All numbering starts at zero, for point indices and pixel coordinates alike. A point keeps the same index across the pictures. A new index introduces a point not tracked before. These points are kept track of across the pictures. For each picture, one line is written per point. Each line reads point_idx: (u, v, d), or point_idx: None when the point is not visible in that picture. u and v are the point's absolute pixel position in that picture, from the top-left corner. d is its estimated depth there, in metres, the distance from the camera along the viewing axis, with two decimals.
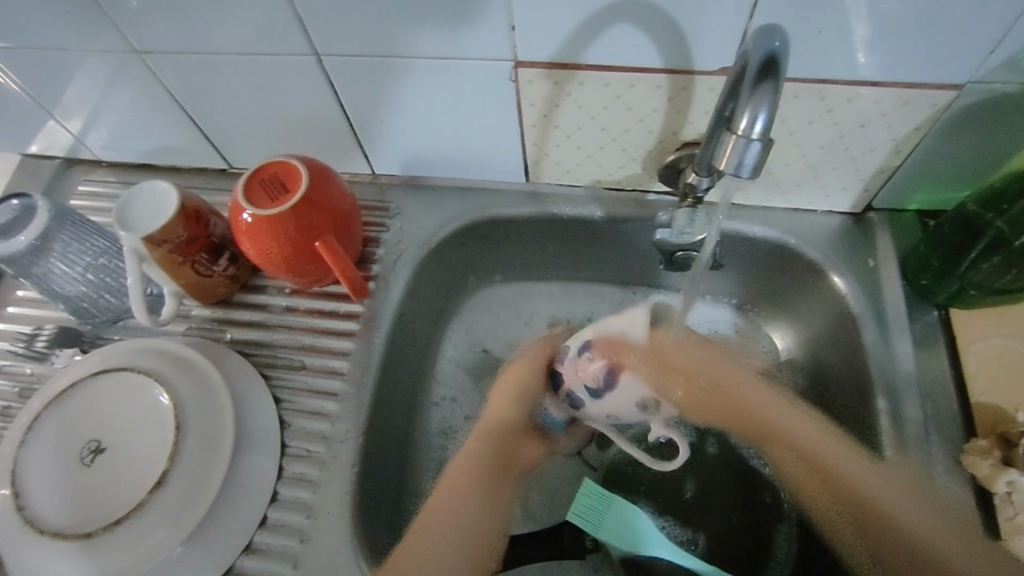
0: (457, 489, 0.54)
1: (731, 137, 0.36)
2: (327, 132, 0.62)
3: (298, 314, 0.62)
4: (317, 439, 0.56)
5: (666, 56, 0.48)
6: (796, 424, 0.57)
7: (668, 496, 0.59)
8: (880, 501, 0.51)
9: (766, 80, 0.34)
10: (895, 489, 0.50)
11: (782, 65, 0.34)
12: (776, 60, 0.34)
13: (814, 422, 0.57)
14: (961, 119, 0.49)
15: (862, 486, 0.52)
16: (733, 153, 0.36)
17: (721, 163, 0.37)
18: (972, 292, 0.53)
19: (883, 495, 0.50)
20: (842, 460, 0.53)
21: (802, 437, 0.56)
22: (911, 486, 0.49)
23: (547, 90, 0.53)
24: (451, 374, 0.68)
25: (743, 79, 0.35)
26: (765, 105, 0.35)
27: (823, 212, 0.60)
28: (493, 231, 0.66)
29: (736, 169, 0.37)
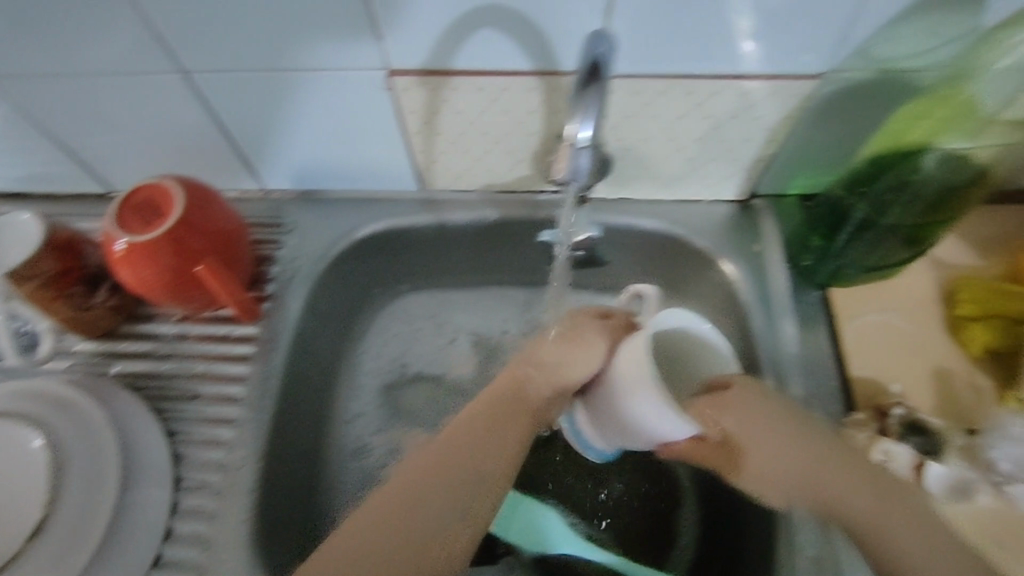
0: (408, 475, 0.44)
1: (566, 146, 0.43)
2: (208, 150, 0.60)
3: (189, 341, 0.59)
4: (213, 469, 0.54)
5: (533, 59, 0.48)
6: (777, 453, 0.46)
7: (579, 488, 0.59)
8: (910, 558, 0.40)
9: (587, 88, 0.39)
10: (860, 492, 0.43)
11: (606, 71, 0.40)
12: (600, 70, 0.40)
13: (813, 433, 0.45)
14: (824, 106, 0.51)
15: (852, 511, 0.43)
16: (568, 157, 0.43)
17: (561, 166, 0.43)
18: (848, 271, 0.56)
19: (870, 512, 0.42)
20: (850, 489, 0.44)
21: (763, 480, 0.46)
22: (880, 504, 0.43)
23: (425, 98, 0.52)
24: (360, 389, 0.67)
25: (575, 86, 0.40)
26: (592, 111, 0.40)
27: (709, 202, 0.62)
28: (392, 241, 0.65)
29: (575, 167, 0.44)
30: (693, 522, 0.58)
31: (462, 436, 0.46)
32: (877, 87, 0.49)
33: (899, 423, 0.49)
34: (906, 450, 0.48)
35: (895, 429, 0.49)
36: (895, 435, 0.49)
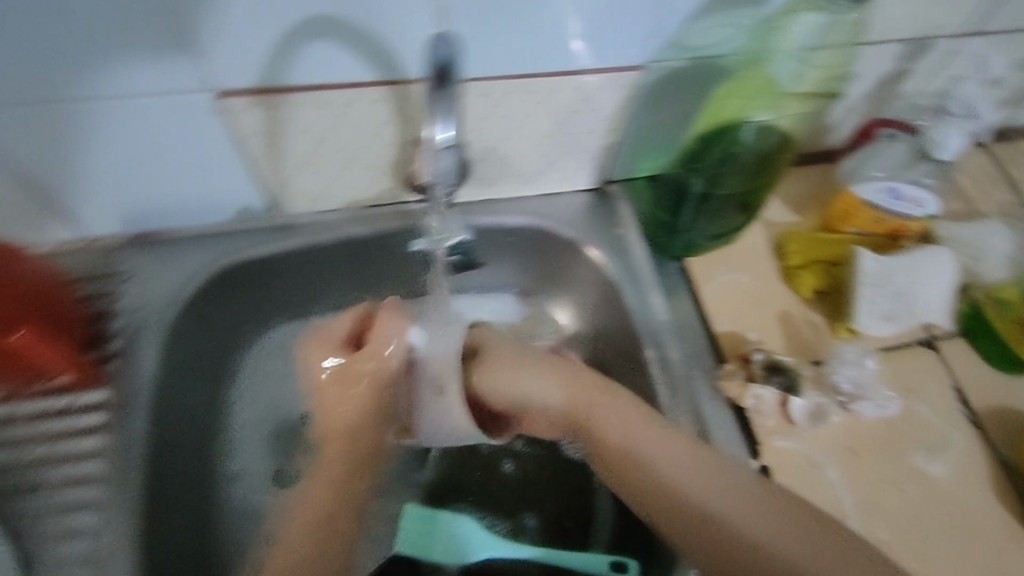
0: (319, 510, 0.52)
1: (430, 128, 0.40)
2: (11, 201, 0.52)
3: (21, 423, 0.51)
4: (83, 564, 0.47)
5: (379, 69, 0.47)
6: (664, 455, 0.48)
7: (491, 488, 0.61)
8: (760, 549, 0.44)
9: None
10: (689, 468, 0.47)
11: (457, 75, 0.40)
12: (452, 69, 0.39)
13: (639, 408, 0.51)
14: (654, 93, 0.55)
15: (665, 480, 0.48)
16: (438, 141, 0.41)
17: None
18: (698, 242, 0.61)
19: (671, 473, 0.47)
20: (654, 457, 0.48)
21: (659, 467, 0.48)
22: (711, 470, 0.47)
23: (263, 118, 0.48)
24: (243, 440, 0.62)
25: None
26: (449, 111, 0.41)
27: (570, 193, 0.65)
28: (254, 274, 0.60)
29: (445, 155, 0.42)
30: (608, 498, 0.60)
31: (337, 466, 0.55)
32: (695, 73, 0.54)
33: (761, 367, 0.55)
34: (770, 389, 0.54)
35: (761, 373, 0.55)
36: (761, 378, 0.55)
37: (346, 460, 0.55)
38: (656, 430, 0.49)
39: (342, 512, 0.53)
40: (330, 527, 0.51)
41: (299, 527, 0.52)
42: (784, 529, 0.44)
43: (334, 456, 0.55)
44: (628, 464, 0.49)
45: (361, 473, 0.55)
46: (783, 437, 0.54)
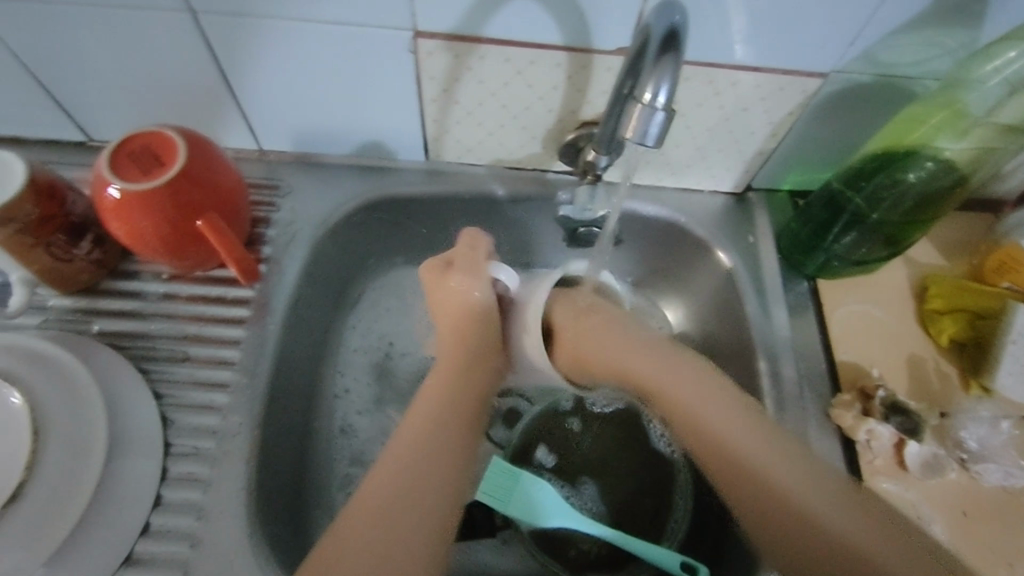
0: (416, 423, 0.49)
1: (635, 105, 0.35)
2: (205, 103, 0.57)
3: (179, 301, 0.56)
4: (206, 434, 0.52)
5: (566, 33, 0.48)
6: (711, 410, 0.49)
7: (570, 457, 0.63)
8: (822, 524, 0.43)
9: (667, 53, 0.34)
10: (777, 451, 0.47)
11: (683, 40, 0.35)
12: (679, 35, 0.34)
13: (724, 388, 0.51)
14: (827, 105, 0.54)
15: (745, 464, 0.47)
16: (639, 122, 0.35)
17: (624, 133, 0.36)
18: (835, 263, 0.59)
19: (760, 453, 0.47)
20: (754, 439, 0.48)
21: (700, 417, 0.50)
22: (795, 455, 0.47)
23: (450, 64, 0.51)
24: (350, 363, 0.66)
25: (645, 52, 0.35)
26: (667, 78, 0.35)
27: (708, 192, 0.64)
28: (395, 211, 0.64)
29: (640, 138, 0.36)
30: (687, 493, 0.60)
31: (433, 401, 0.51)
32: (877, 90, 0.52)
33: (882, 404, 0.53)
34: (888, 428, 0.51)
35: (879, 410, 0.53)
36: (879, 415, 0.53)
37: (457, 374, 0.53)
38: (743, 413, 0.49)
39: (443, 451, 0.48)
40: (433, 459, 0.47)
41: (387, 461, 0.47)
42: (872, 516, 0.43)
43: (444, 376, 0.53)
44: (712, 443, 0.49)
45: (463, 409, 0.51)
46: (890, 480, 0.51)
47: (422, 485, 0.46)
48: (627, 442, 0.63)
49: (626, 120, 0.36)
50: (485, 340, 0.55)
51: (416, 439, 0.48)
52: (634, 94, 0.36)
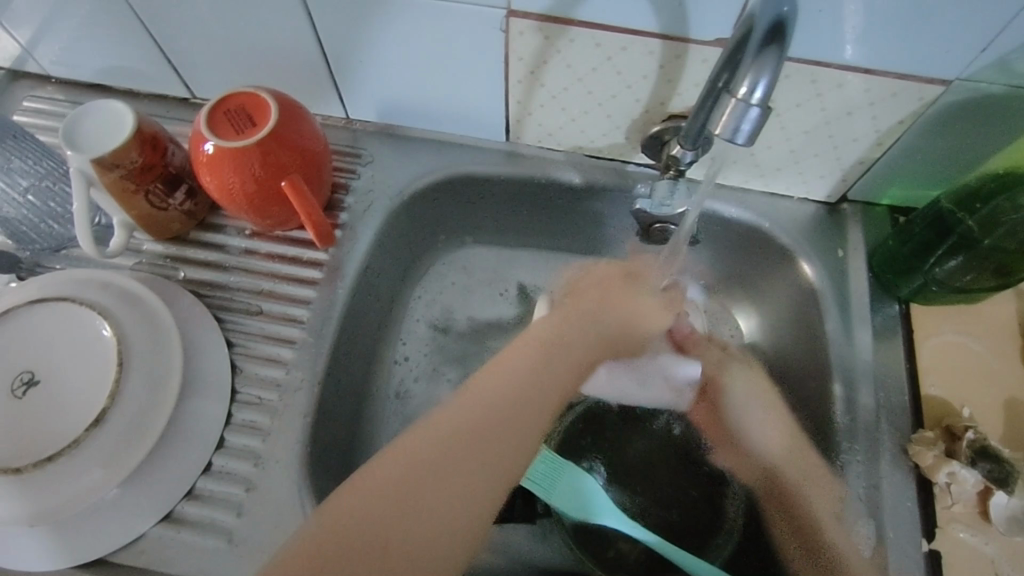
0: (486, 396, 0.47)
1: (727, 100, 0.33)
2: (300, 69, 0.59)
3: (257, 257, 0.59)
4: (270, 387, 0.54)
5: (664, 21, 0.46)
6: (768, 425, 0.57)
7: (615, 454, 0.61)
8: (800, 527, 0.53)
9: (772, 44, 0.32)
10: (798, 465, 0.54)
11: (789, 33, 0.32)
12: (784, 26, 0.32)
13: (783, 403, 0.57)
14: (948, 115, 0.49)
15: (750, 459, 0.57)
16: (730, 117, 0.33)
17: (713, 129, 0.34)
18: (934, 288, 0.54)
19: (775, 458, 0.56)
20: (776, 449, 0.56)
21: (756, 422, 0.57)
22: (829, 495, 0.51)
23: (540, 44, 0.50)
24: (410, 336, 0.67)
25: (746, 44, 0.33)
26: (768, 72, 0.32)
27: (798, 199, 0.61)
28: (467, 189, 0.64)
29: (730, 137, 0.34)
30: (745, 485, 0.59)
31: (506, 380, 0.48)
32: (1008, 102, 0.47)
33: (970, 447, 0.48)
34: (974, 473, 0.47)
35: (965, 453, 0.48)
36: (964, 459, 0.48)
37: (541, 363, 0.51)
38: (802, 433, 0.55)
39: (538, 385, 0.49)
40: (535, 388, 0.48)
41: (458, 420, 0.45)
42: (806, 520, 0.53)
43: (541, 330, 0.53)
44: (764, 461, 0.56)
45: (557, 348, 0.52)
46: (967, 529, 0.47)
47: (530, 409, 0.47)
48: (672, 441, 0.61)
49: (717, 115, 0.33)
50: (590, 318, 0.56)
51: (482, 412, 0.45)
52: (730, 88, 0.33)
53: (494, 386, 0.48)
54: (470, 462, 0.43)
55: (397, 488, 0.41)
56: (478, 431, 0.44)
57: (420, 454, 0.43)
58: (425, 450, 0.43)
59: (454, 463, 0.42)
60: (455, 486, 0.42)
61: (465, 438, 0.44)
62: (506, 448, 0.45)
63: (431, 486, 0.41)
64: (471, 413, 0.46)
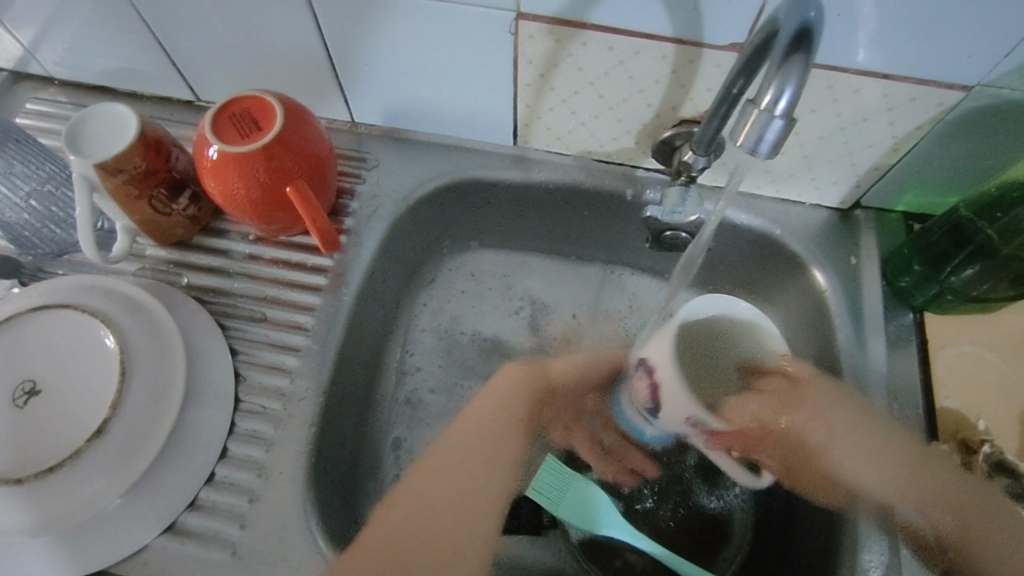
0: (449, 465, 0.52)
1: (750, 109, 0.32)
2: (305, 71, 0.58)
3: (261, 263, 0.58)
4: (274, 395, 0.53)
5: (677, 24, 0.45)
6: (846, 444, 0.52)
7: (618, 463, 0.60)
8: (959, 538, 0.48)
9: (800, 50, 0.31)
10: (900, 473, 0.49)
11: (816, 39, 0.31)
12: (811, 32, 0.31)
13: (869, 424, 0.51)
14: (967, 121, 0.48)
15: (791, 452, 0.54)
16: (753, 126, 0.32)
17: (736, 139, 0.33)
18: (949, 297, 0.53)
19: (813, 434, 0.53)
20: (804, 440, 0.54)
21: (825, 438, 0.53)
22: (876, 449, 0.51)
23: (550, 48, 0.49)
24: (416, 342, 0.66)
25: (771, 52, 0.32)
26: (794, 79, 0.31)
27: (810, 205, 0.60)
28: (474, 194, 0.63)
29: (752, 145, 0.33)
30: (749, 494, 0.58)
31: (466, 436, 0.54)
32: None
33: (986, 461, 0.48)
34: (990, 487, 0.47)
35: (981, 466, 0.48)
36: (981, 473, 0.48)
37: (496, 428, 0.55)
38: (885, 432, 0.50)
39: (494, 445, 0.54)
40: (498, 457, 0.54)
41: (427, 489, 0.51)
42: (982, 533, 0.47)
43: (495, 394, 0.56)
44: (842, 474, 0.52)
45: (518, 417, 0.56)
46: None
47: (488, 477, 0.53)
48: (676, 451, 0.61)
49: (739, 124, 0.33)
50: (544, 379, 0.58)
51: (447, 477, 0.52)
52: (753, 97, 0.32)
53: (461, 446, 0.53)
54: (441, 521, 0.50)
55: (383, 557, 0.47)
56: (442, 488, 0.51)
57: (396, 520, 0.49)
58: (399, 515, 0.49)
59: (421, 539, 0.49)
60: (424, 555, 0.48)
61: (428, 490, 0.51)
62: (474, 512, 0.51)
63: (418, 538, 0.49)
64: (433, 479, 0.51)
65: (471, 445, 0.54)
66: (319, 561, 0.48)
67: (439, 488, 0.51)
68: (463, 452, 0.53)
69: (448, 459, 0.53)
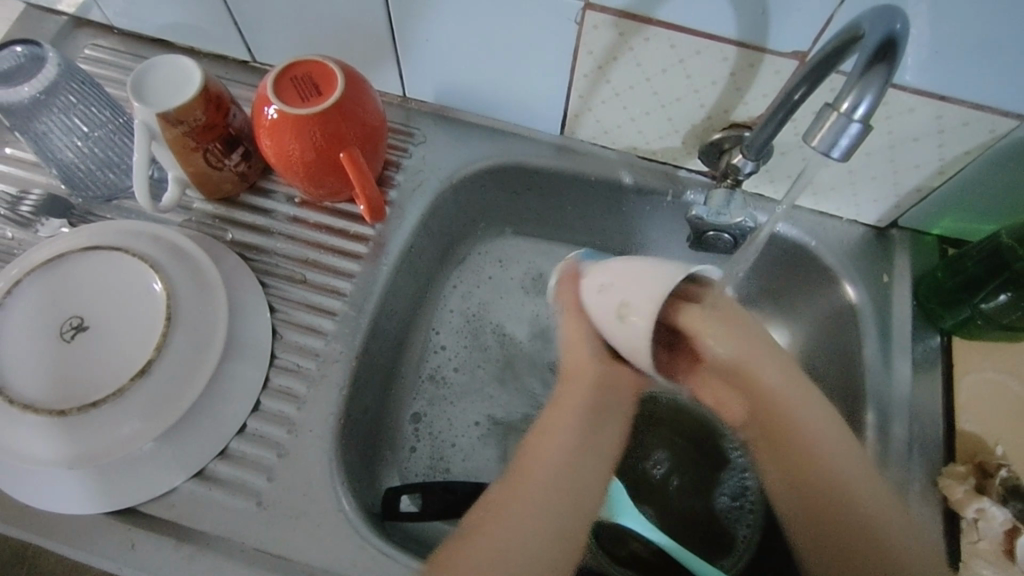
0: (544, 474, 0.43)
1: (828, 113, 0.34)
2: (365, 42, 0.59)
3: (305, 226, 0.59)
4: (308, 355, 0.54)
5: (743, 28, 0.46)
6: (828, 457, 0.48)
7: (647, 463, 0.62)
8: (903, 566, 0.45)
9: (883, 61, 0.32)
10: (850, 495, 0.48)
11: (899, 51, 0.32)
12: (896, 45, 0.32)
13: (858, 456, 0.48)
14: (1017, 150, 0.48)
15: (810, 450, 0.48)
16: (829, 131, 0.34)
17: (808, 140, 0.35)
18: (978, 323, 0.54)
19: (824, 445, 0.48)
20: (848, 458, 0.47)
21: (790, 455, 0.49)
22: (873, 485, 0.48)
23: (613, 39, 0.50)
24: (444, 321, 0.67)
25: (854, 60, 0.33)
26: (874, 90, 0.32)
27: (847, 220, 0.60)
28: (516, 179, 0.64)
29: (825, 148, 0.34)
30: (760, 514, 0.59)
31: (555, 442, 0.44)
32: None
33: (1002, 485, 0.49)
34: (1004, 512, 0.47)
35: (996, 490, 0.48)
36: (995, 496, 0.48)
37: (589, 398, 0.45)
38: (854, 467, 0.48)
39: (590, 447, 0.44)
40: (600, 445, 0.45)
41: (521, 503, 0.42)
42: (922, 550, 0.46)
43: (573, 399, 0.45)
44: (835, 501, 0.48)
45: (610, 407, 0.46)
46: (992, 566, 0.47)
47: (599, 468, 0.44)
48: (701, 460, 0.62)
49: (815, 126, 0.34)
50: (608, 359, 0.45)
51: (540, 493, 0.42)
52: (832, 101, 0.34)
53: (545, 455, 0.43)
54: (549, 539, 0.41)
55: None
56: (557, 501, 0.42)
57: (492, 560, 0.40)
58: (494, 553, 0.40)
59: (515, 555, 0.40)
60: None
61: (526, 509, 0.42)
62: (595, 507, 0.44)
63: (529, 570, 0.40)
64: (531, 490, 0.43)
65: (563, 450, 0.44)
66: (342, 520, 0.49)
67: (536, 490, 0.43)
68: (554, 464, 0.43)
69: (538, 469, 0.43)
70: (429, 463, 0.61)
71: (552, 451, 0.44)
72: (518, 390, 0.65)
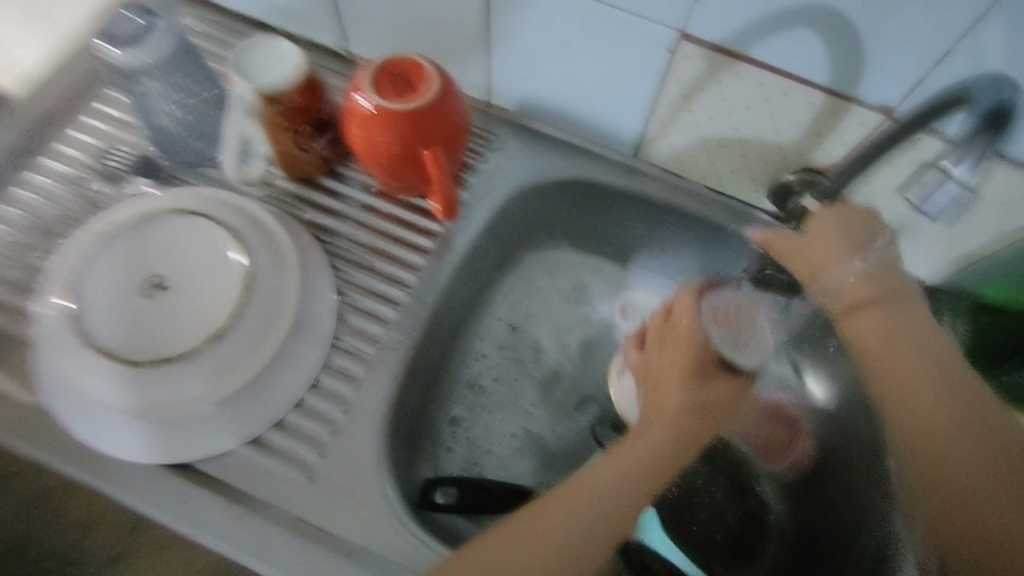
0: (615, 466, 0.48)
1: (929, 171, 0.35)
2: (457, 47, 0.61)
3: (376, 215, 0.61)
4: (368, 340, 0.56)
5: (835, 76, 0.47)
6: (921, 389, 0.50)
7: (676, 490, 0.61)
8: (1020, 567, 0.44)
9: (991, 130, 0.33)
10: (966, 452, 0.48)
11: (1010, 122, 0.33)
12: (1006, 115, 0.33)
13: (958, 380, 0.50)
14: None
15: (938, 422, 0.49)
16: (926, 188, 0.35)
17: (905, 192, 0.36)
18: None
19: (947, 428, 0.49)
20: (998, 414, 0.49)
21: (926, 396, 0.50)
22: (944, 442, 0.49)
23: (702, 72, 0.51)
24: (492, 323, 0.68)
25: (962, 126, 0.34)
26: (977, 156, 0.34)
27: None
28: (583, 194, 0.65)
29: (920, 204, 0.36)
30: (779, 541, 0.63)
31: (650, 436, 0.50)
32: None
33: None
34: None
35: None
36: None
37: (663, 441, 0.50)
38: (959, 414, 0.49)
39: (634, 487, 0.47)
40: (653, 471, 0.48)
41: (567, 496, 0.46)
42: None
43: (656, 435, 0.50)
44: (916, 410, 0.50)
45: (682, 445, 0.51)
46: None
47: (643, 481, 0.48)
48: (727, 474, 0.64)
49: (913, 182, 0.36)
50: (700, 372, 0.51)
51: (577, 494, 0.46)
52: (934, 161, 0.35)
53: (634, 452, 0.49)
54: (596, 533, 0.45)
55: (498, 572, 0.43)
56: (615, 508, 0.46)
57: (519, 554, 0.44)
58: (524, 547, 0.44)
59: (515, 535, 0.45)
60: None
61: (569, 507, 0.46)
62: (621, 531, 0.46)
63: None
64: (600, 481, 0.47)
65: (641, 458, 0.49)
66: (384, 503, 0.50)
67: (572, 507, 0.46)
68: (597, 487, 0.47)
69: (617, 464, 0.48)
70: (465, 460, 0.63)
71: (642, 448, 0.49)
72: (559, 400, 0.67)
